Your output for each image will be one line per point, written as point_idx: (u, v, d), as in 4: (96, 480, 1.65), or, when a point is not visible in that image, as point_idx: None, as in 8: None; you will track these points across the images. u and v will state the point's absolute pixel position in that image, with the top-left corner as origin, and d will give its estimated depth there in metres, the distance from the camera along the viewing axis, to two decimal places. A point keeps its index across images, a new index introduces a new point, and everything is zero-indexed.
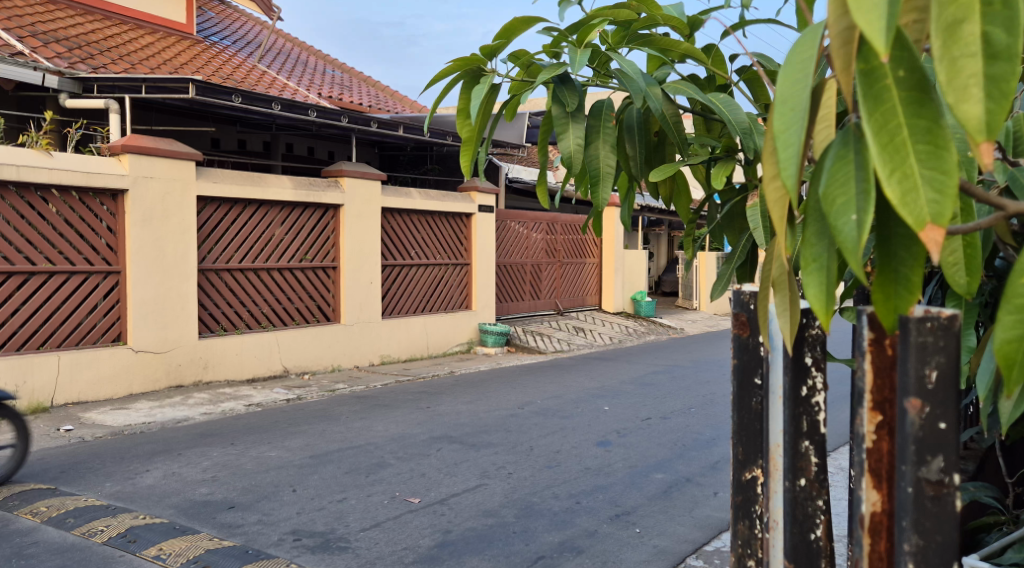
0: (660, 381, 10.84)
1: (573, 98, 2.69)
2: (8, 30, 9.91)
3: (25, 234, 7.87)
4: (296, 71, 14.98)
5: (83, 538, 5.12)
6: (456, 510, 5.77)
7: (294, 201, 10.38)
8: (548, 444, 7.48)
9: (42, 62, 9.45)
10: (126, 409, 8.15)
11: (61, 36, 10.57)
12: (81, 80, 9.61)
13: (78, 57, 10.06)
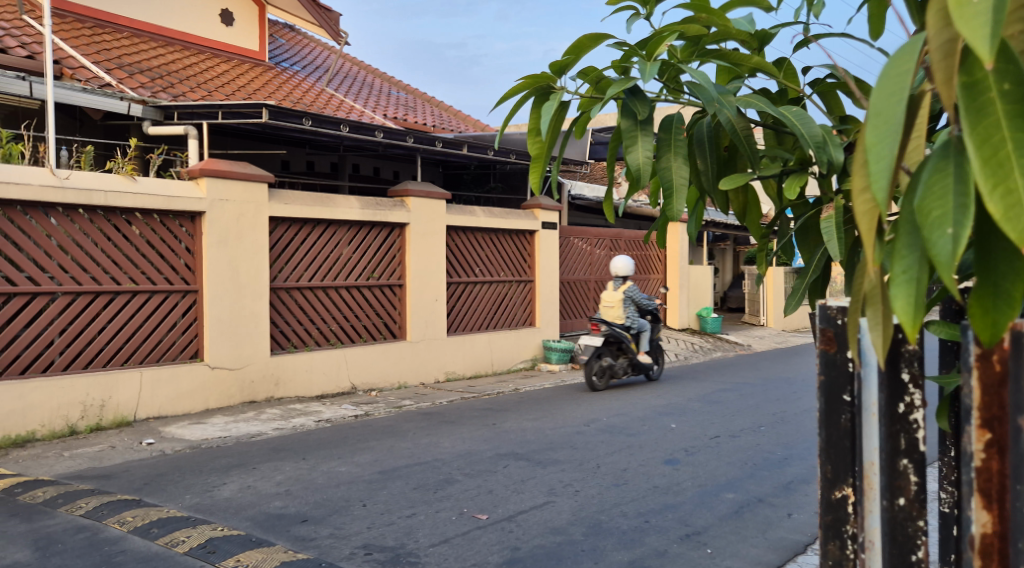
0: (728, 398, 10.78)
1: (644, 108, 2.75)
2: (96, 62, 10.38)
3: (111, 254, 8.20)
4: (363, 93, 15.31)
5: (167, 547, 5.34)
6: (524, 527, 5.85)
7: (362, 220, 10.61)
8: (615, 461, 7.52)
9: (127, 92, 9.88)
10: (203, 423, 8.42)
11: (143, 66, 11.01)
12: (163, 108, 10.03)
13: (160, 87, 10.48)
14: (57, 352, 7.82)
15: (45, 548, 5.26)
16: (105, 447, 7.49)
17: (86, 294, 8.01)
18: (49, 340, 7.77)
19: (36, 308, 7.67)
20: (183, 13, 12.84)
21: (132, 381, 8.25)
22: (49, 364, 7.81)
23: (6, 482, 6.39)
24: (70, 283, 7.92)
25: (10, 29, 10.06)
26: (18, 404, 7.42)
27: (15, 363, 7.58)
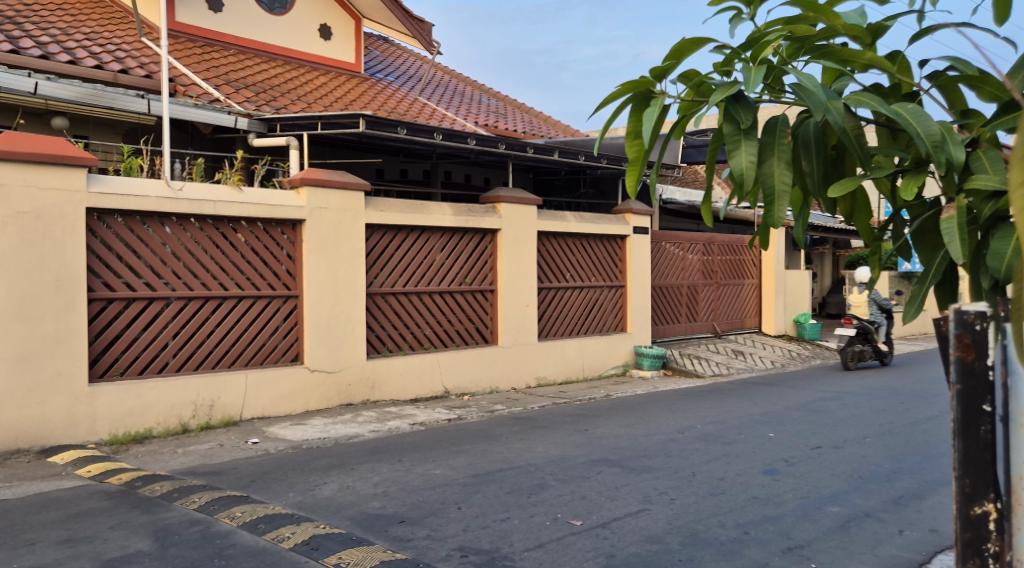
0: (830, 408, 10.58)
1: (747, 116, 2.90)
2: (205, 78, 10.86)
3: (219, 261, 8.57)
4: (455, 102, 15.55)
5: (274, 543, 5.57)
6: (619, 534, 5.89)
7: (454, 227, 10.81)
8: (711, 470, 7.49)
9: (234, 106, 10.32)
10: (304, 424, 8.70)
11: (249, 81, 11.46)
12: (267, 121, 10.43)
13: (264, 100, 10.89)
14: (170, 354, 8.22)
15: (163, 538, 5.55)
16: (214, 445, 7.82)
17: (197, 299, 8.39)
18: (164, 343, 8.18)
19: (152, 312, 8.08)
20: (284, 29, 13.31)
21: (238, 382, 8.58)
22: (164, 365, 8.22)
23: (127, 475, 6.76)
24: (182, 288, 8.31)
25: (129, 50, 10.62)
26: (136, 403, 7.84)
27: (134, 363, 8.02)
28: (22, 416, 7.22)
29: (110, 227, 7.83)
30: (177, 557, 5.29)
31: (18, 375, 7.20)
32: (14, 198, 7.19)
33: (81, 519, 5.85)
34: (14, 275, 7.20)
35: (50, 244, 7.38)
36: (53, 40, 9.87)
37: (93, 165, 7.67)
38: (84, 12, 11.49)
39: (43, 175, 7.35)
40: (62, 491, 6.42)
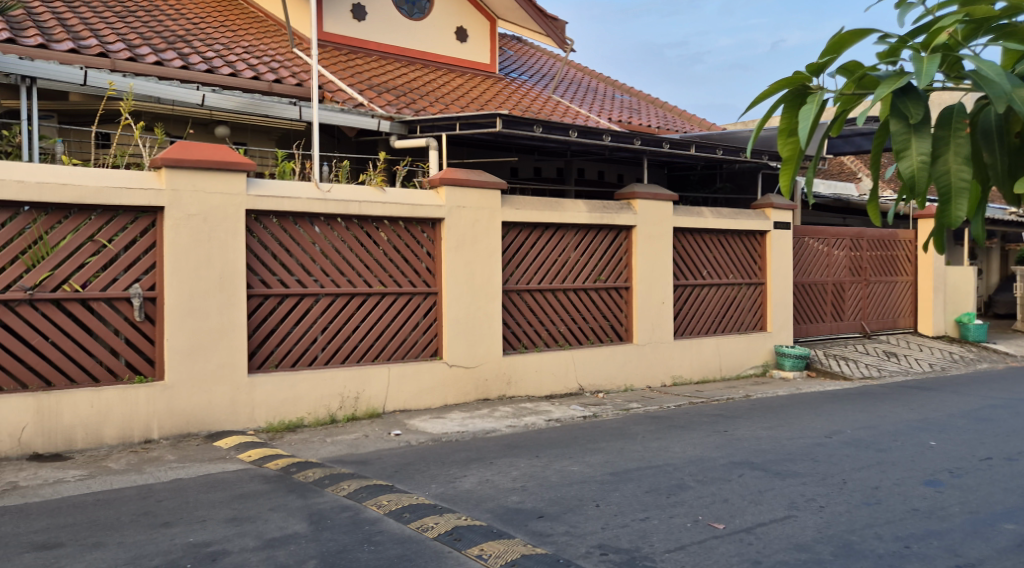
0: (1000, 417, 10.02)
1: (917, 110, 3.09)
2: (350, 84, 11.30)
3: (364, 259, 8.91)
4: (589, 98, 15.58)
5: (418, 532, 5.79)
6: (764, 541, 5.81)
7: (589, 224, 10.85)
8: (864, 478, 7.26)
9: (377, 110, 10.72)
10: (443, 418, 8.93)
11: (390, 85, 11.85)
12: (407, 123, 10.76)
13: (404, 103, 11.25)
14: (320, 348, 8.61)
15: (317, 522, 5.85)
16: (360, 436, 8.13)
17: (344, 295, 8.76)
18: (314, 337, 8.58)
19: (303, 308, 8.50)
20: (422, 33, 13.70)
21: (381, 376, 8.89)
22: (313, 358, 8.62)
23: (283, 461, 7.15)
24: (330, 285, 8.69)
25: (282, 60, 11.17)
26: (288, 393, 8.26)
27: (287, 356, 8.45)
28: (191, 404, 7.74)
29: (266, 227, 8.28)
30: (330, 540, 5.57)
31: (187, 366, 7.72)
32: (184, 201, 7.69)
33: (244, 500, 6.22)
34: (184, 273, 7.71)
35: (216, 243, 7.86)
36: (216, 54, 10.48)
37: (252, 170, 8.12)
38: (240, 26, 12.15)
39: (209, 180, 7.82)
40: (226, 473, 6.85)
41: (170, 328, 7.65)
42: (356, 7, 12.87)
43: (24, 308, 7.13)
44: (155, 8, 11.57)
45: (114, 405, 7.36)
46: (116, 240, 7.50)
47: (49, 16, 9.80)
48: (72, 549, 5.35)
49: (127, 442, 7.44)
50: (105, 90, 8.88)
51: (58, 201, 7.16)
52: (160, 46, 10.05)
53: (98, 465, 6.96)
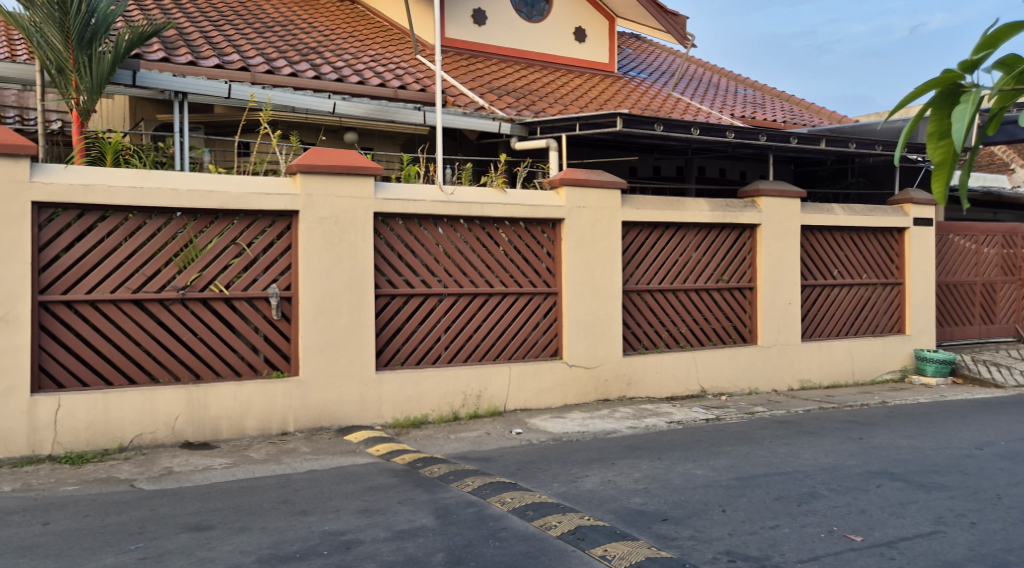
0: None
1: None
2: (471, 88, 11.49)
3: (485, 260, 9.04)
4: (710, 95, 15.34)
5: (542, 530, 5.87)
6: (908, 556, 5.62)
7: (712, 223, 10.69)
8: (1019, 495, 6.91)
9: (498, 112, 10.87)
10: (563, 418, 8.96)
11: (510, 88, 11.99)
12: (528, 125, 10.86)
13: (524, 105, 11.35)
14: (443, 346, 8.79)
15: (444, 516, 6.00)
16: (482, 434, 8.26)
17: (466, 295, 8.91)
18: (438, 336, 8.77)
19: (427, 308, 8.70)
20: (541, 35, 13.80)
21: (502, 375, 9.01)
22: (437, 357, 8.80)
23: (410, 455, 7.34)
24: (453, 285, 8.86)
25: (407, 67, 11.45)
26: (413, 390, 8.46)
27: (412, 354, 8.66)
28: (324, 398, 8.03)
29: (393, 229, 8.52)
30: (457, 535, 5.71)
31: (320, 362, 8.02)
32: (317, 205, 7.99)
33: (374, 493, 6.42)
34: (317, 274, 8.00)
35: (346, 244, 8.13)
36: (345, 64, 10.83)
37: (380, 174, 8.37)
38: (366, 35, 12.53)
39: (340, 184, 8.11)
40: (357, 466, 7.08)
41: (304, 327, 7.95)
42: (476, 12, 13.09)
43: (176, 307, 7.55)
44: (287, 21, 12.06)
45: (254, 398, 7.72)
46: (256, 243, 7.86)
47: (193, 34, 10.34)
48: (221, 531, 5.65)
49: (266, 434, 7.78)
50: (247, 102, 9.32)
51: (206, 207, 7.56)
52: (295, 58, 10.47)
53: (241, 454, 7.32)
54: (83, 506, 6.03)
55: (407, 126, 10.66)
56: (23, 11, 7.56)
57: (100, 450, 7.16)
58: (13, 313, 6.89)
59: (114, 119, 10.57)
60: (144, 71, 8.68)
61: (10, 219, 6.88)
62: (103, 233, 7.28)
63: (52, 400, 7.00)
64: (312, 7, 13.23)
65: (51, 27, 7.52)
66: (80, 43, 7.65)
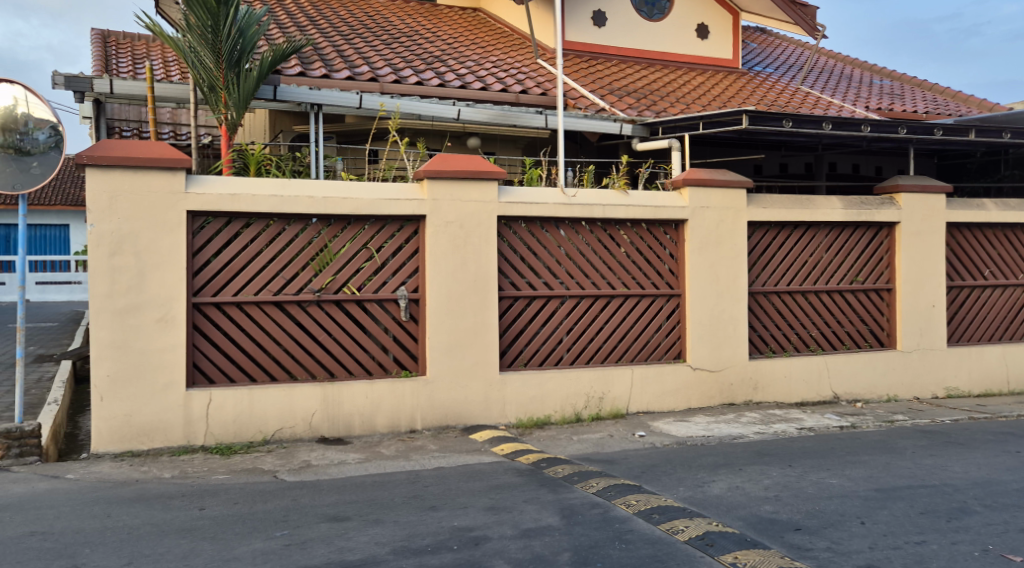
0: None
1: None
2: (591, 90, 11.50)
3: (607, 261, 9.02)
4: (843, 87, 14.84)
5: (669, 534, 5.84)
6: None
7: (845, 221, 10.33)
8: None
9: (619, 113, 10.85)
10: (687, 421, 8.85)
11: (631, 89, 11.93)
12: (650, 125, 10.79)
13: (645, 105, 11.29)
14: (565, 348, 8.83)
15: (569, 516, 6.04)
16: (605, 436, 8.25)
17: (588, 297, 8.92)
18: (560, 338, 8.82)
19: (549, 309, 8.75)
20: (662, 35, 13.69)
21: (625, 377, 8.96)
22: (559, 359, 8.84)
23: (534, 456, 7.39)
24: (575, 287, 8.89)
25: (528, 72, 11.55)
26: (536, 391, 8.53)
27: (535, 355, 8.74)
28: (450, 398, 8.18)
29: (516, 232, 8.62)
30: (583, 535, 5.74)
31: (446, 362, 8.17)
32: (443, 210, 8.16)
33: (500, 491, 6.50)
34: (442, 277, 8.16)
35: (470, 248, 8.25)
36: (468, 71, 11.02)
37: (503, 178, 8.48)
38: (487, 42, 12.71)
39: (465, 189, 8.25)
40: (482, 464, 7.19)
41: (430, 328, 8.13)
42: (596, 14, 13.13)
43: (313, 308, 7.84)
44: (412, 32, 12.36)
45: (384, 397, 7.95)
46: (385, 247, 8.08)
47: (325, 48, 10.74)
48: (357, 523, 5.85)
49: (395, 432, 7.99)
50: (377, 112, 9.59)
51: (340, 213, 7.82)
52: (421, 67, 10.72)
53: (373, 450, 7.55)
54: (233, 493, 6.34)
55: (529, 130, 10.77)
56: (180, 34, 8.03)
57: (246, 442, 7.51)
58: (172, 313, 7.30)
59: (257, 133, 11.10)
60: (283, 86, 9.02)
61: (168, 227, 7.28)
62: (247, 239, 7.63)
63: (204, 395, 7.40)
64: (437, 17, 13.51)
65: (205, 49, 7.95)
66: (230, 62, 8.04)
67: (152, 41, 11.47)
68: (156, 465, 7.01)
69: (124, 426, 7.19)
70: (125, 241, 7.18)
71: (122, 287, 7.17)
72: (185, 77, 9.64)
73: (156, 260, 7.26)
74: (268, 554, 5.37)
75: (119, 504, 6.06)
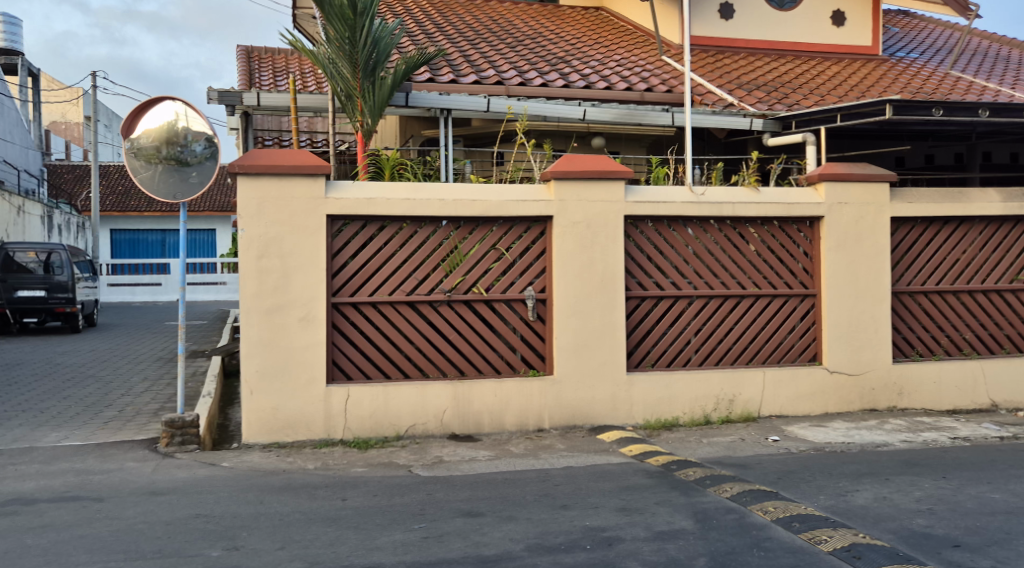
0: None
1: None
2: (720, 86, 11.28)
3: (736, 261, 8.82)
4: (997, 70, 13.95)
5: (811, 544, 5.67)
6: None
7: (1004, 215, 9.59)
8: None
9: (749, 109, 10.62)
10: (824, 427, 8.52)
11: (761, 82, 11.63)
12: (782, 120, 10.47)
13: (775, 99, 11.02)
14: (693, 349, 8.68)
15: (704, 521, 5.94)
16: (737, 439, 8.07)
17: (717, 297, 8.74)
18: (688, 339, 8.68)
19: (677, 310, 8.63)
20: (792, 25, 13.33)
21: (756, 380, 8.72)
22: (687, 360, 8.71)
23: (664, 457, 7.32)
24: (704, 287, 8.73)
25: (653, 70, 11.43)
26: (664, 392, 8.44)
27: (662, 357, 8.64)
28: (577, 397, 8.19)
29: (643, 232, 8.55)
30: (719, 541, 5.65)
31: (572, 362, 8.18)
32: (570, 210, 8.19)
33: (631, 492, 6.46)
34: (569, 277, 8.18)
35: (597, 248, 8.24)
36: (592, 71, 11.02)
37: (630, 178, 8.43)
38: (611, 40, 12.69)
39: (592, 190, 8.24)
40: (612, 464, 7.16)
41: (557, 328, 8.17)
42: (724, 6, 12.95)
43: (443, 308, 8.02)
44: (535, 34, 12.48)
45: (512, 395, 8.05)
46: (513, 247, 8.18)
47: (453, 54, 10.97)
48: (491, 519, 5.94)
49: (523, 430, 8.08)
50: (504, 113, 9.64)
51: (469, 215, 7.98)
52: (546, 69, 10.79)
53: (502, 447, 7.65)
54: (372, 486, 6.55)
55: (654, 128, 10.70)
56: (319, 47, 8.36)
57: (381, 437, 7.75)
58: (313, 312, 7.62)
59: (388, 138, 11.45)
60: (415, 92, 9.25)
61: (309, 231, 7.60)
62: (382, 241, 7.89)
63: (343, 391, 7.68)
64: (560, 18, 13.57)
65: (342, 60, 8.26)
66: (366, 72, 8.33)
67: (292, 54, 12.02)
68: (301, 456, 7.33)
69: (271, 418, 7.56)
70: (271, 244, 7.54)
71: (268, 288, 7.53)
72: (322, 87, 10.07)
73: (299, 262, 7.60)
74: (407, 546, 5.53)
75: (270, 491, 6.38)
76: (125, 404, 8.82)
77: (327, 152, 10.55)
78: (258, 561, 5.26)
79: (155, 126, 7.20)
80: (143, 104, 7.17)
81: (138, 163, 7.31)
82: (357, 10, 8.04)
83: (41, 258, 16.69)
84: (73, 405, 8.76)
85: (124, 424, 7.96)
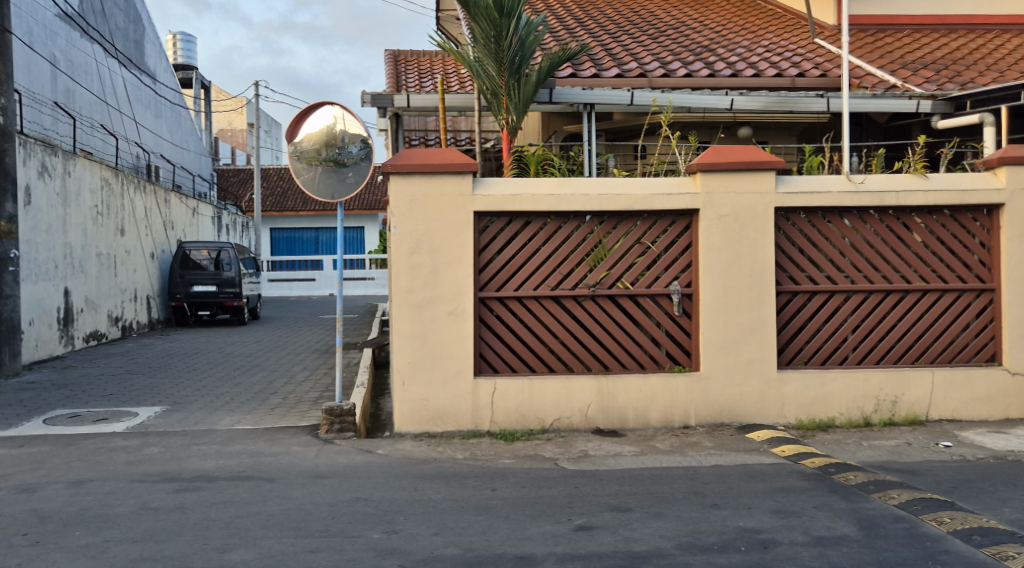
0: None
1: None
2: (883, 67, 10.74)
3: (901, 253, 8.23)
4: None
5: (996, 559, 5.24)
6: None
7: None
8: None
9: (914, 89, 10.00)
10: (1005, 433, 7.82)
11: (928, 61, 11.05)
12: (953, 100, 9.81)
13: (946, 77, 10.35)
14: (850, 347, 8.21)
15: (869, 528, 5.63)
16: (901, 443, 7.56)
17: (878, 292, 8.19)
18: (844, 336, 8.21)
19: (833, 305, 8.17)
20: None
21: (924, 381, 8.12)
22: (844, 358, 8.24)
23: (820, 460, 6.97)
24: (863, 281, 8.21)
25: (806, 54, 10.93)
26: (819, 391, 8.03)
27: (816, 354, 8.22)
28: (725, 394, 7.96)
29: (794, 224, 8.14)
30: (888, 550, 5.33)
31: (719, 359, 7.95)
32: (717, 203, 7.94)
33: (786, 494, 6.22)
34: (717, 271, 7.94)
35: (747, 241, 7.95)
36: (739, 58, 10.66)
37: (781, 167, 8.06)
38: (758, 25, 12.27)
39: (742, 181, 7.96)
40: (766, 465, 6.90)
41: (704, 323, 7.95)
42: None
43: (587, 303, 8.01)
44: (679, 23, 12.22)
45: (658, 391, 7.93)
46: (659, 241, 8.05)
47: (596, 49, 10.91)
48: (639, 515, 5.89)
49: (669, 426, 7.95)
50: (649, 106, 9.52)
51: (613, 209, 7.92)
52: (690, 59, 10.54)
53: (647, 443, 7.55)
54: (521, 478, 6.65)
55: (804, 116, 10.15)
56: (466, 47, 8.55)
57: (527, 429, 7.86)
58: (461, 306, 7.82)
59: (533, 135, 11.57)
60: (560, 88, 9.30)
61: (456, 227, 7.80)
62: (526, 237, 7.97)
63: (489, 383, 7.84)
64: (705, 8, 13.23)
65: (488, 58, 8.41)
66: (512, 69, 8.44)
67: (438, 56, 12.41)
68: (450, 446, 7.54)
69: (421, 409, 7.82)
70: (420, 240, 7.77)
71: (418, 283, 7.78)
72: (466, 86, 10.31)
73: (446, 258, 7.80)
74: (558, 537, 5.58)
75: (424, 479, 6.62)
76: (289, 392, 9.41)
77: (473, 150, 10.78)
78: (416, 546, 5.47)
79: (316, 130, 7.61)
80: (304, 110, 7.60)
81: (300, 165, 7.75)
82: (503, 10, 8.14)
83: (212, 256, 18.04)
84: (243, 392, 9.43)
85: (288, 411, 8.49)
